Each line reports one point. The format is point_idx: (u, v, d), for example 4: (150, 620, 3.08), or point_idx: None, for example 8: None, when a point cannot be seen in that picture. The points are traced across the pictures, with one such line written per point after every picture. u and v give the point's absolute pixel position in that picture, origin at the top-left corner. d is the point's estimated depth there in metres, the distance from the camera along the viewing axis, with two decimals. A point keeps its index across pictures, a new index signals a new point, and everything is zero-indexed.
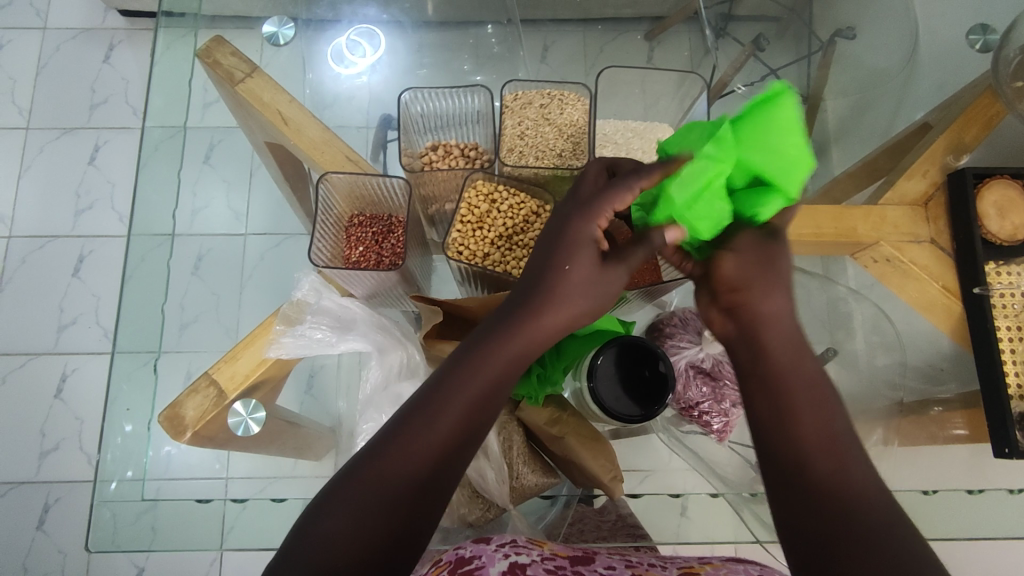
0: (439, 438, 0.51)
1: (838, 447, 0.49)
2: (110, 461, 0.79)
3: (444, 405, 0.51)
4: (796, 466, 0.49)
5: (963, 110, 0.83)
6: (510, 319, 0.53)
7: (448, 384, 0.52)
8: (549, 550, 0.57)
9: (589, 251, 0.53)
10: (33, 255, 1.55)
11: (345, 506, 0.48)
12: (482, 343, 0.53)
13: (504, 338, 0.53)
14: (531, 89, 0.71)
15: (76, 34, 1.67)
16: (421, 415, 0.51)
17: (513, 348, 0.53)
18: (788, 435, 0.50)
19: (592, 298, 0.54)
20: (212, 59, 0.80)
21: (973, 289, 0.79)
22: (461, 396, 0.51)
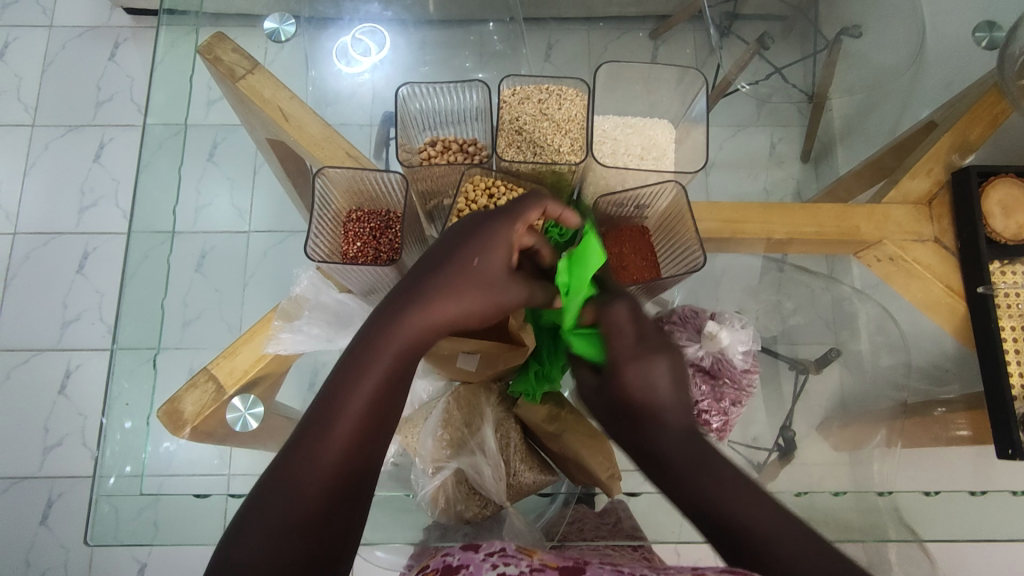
0: (343, 436, 0.49)
1: (744, 500, 0.48)
2: (109, 456, 0.79)
3: (342, 402, 0.50)
4: (720, 533, 0.48)
5: (967, 109, 0.82)
6: (401, 318, 0.53)
7: (344, 382, 0.51)
8: (539, 560, 0.51)
9: (498, 258, 0.56)
10: (38, 252, 1.55)
11: (258, 527, 0.46)
12: (388, 334, 0.52)
13: (397, 334, 0.53)
14: (528, 84, 0.70)
15: (83, 32, 1.68)
16: (326, 414, 0.49)
17: (406, 341, 0.53)
18: (700, 504, 0.48)
19: (492, 301, 0.56)
20: (213, 55, 0.80)
21: (977, 289, 0.78)
22: (366, 388, 0.51)
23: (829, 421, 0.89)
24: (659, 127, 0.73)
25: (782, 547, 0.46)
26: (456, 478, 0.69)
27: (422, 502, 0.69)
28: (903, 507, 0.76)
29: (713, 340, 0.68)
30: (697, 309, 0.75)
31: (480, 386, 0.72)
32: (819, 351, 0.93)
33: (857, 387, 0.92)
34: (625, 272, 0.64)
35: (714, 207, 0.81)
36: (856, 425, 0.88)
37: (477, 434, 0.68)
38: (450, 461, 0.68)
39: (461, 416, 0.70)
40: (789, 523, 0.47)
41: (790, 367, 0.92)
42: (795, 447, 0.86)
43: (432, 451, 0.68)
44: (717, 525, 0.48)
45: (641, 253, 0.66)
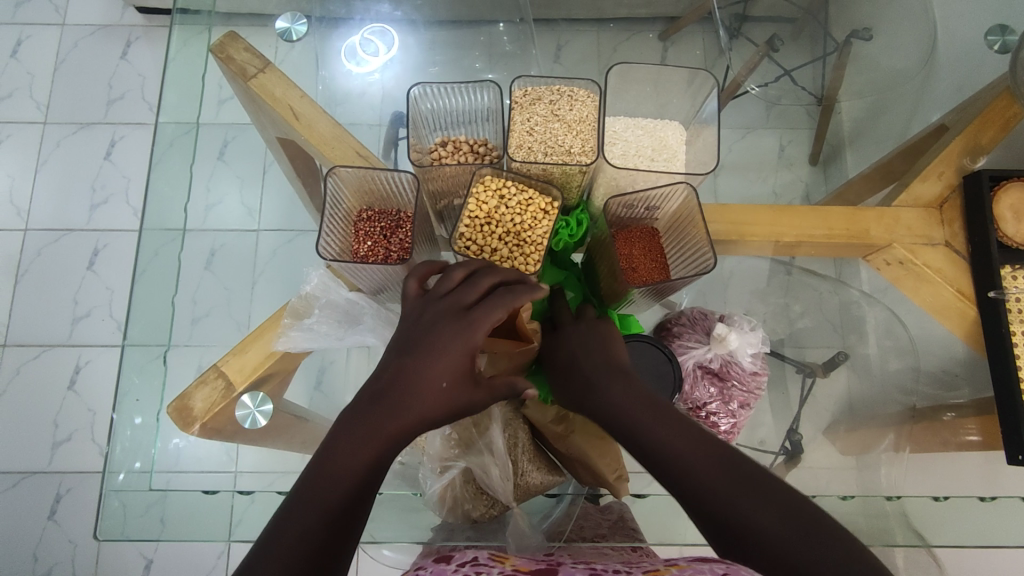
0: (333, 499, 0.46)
1: (708, 458, 0.47)
2: (119, 452, 0.79)
3: (339, 456, 0.48)
4: (684, 494, 0.47)
5: (979, 112, 0.81)
6: (386, 406, 0.49)
7: (332, 455, 0.48)
8: (510, 566, 0.56)
9: (460, 366, 0.51)
10: (49, 248, 1.57)
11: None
12: (364, 427, 0.49)
13: (383, 422, 0.49)
14: (539, 85, 0.70)
15: (95, 31, 1.69)
16: (317, 479, 0.47)
17: (392, 433, 0.49)
18: (661, 460, 0.48)
19: (458, 410, 0.52)
20: (225, 54, 0.81)
21: (988, 294, 0.78)
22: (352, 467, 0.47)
23: (837, 425, 0.89)
24: (669, 129, 0.73)
25: (749, 511, 0.44)
26: (464, 476, 0.70)
27: (430, 500, 0.70)
28: (911, 511, 0.76)
29: (721, 343, 0.68)
30: (706, 311, 0.76)
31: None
32: (827, 354, 0.93)
33: (865, 391, 0.92)
34: (634, 273, 0.63)
35: (723, 209, 0.81)
36: (864, 429, 0.87)
37: (486, 434, 0.66)
38: (458, 460, 0.68)
39: (468, 414, 0.67)
40: (759, 487, 0.45)
41: (797, 370, 0.92)
42: (802, 450, 0.86)
43: (442, 449, 0.69)
44: (682, 487, 0.47)
45: (650, 254, 0.66)
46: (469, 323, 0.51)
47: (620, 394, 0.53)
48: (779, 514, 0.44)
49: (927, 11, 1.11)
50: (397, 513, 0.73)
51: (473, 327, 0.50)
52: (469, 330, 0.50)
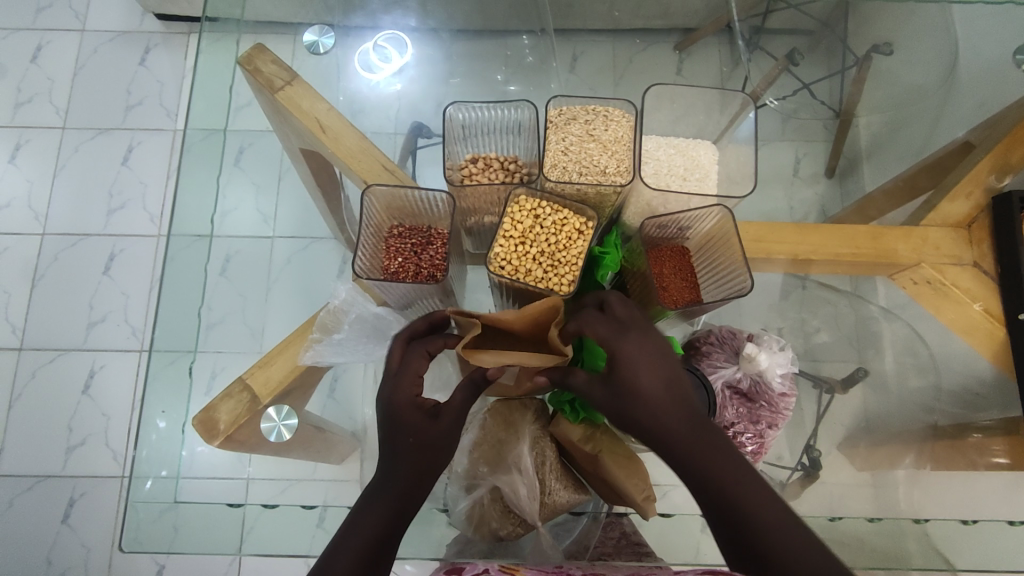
0: (354, 547, 0.49)
1: (754, 492, 0.47)
2: (144, 459, 0.78)
3: (354, 515, 0.51)
4: (720, 515, 0.48)
5: (1008, 131, 0.81)
6: (377, 491, 0.52)
7: (348, 520, 0.51)
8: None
9: (411, 415, 0.55)
10: (66, 253, 1.57)
11: None
12: (371, 487, 0.53)
13: (376, 504, 0.51)
14: (575, 105, 0.70)
15: (114, 37, 1.70)
16: (338, 540, 0.50)
17: (398, 493, 0.52)
18: (710, 484, 0.49)
19: (440, 442, 0.54)
20: (252, 66, 0.81)
21: (1018, 315, 0.77)
22: (367, 518, 0.51)
23: (856, 441, 0.87)
24: (703, 149, 0.72)
25: (759, 519, 0.47)
26: (492, 493, 0.70)
27: (457, 516, 0.71)
28: (933, 533, 0.75)
29: (751, 361, 0.68)
30: (733, 330, 0.76)
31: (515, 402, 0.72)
32: (845, 371, 0.91)
33: (891, 406, 0.90)
34: (667, 293, 0.63)
35: (748, 227, 0.80)
36: (888, 446, 0.86)
37: (514, 452, 0.67)
38: (486, 478, 0.68)
39: (496, 434, 0.70)
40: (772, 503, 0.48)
41: (814, 386, 0.89)
42: (820, 467, 0.84)
43: (469, 467, 0.70)
44: (717, 500, 0.48)
45: (681, 271, 0.66)
46: (400, 375, 0.57)
47: (677, 417, 0.51)
48: (793, 530, 0.46)
49: (950, 27, 1.10)
50: (418, 525, 0.74)
51: (400, 366, 0.58)
52: (402, 370, 0.58)
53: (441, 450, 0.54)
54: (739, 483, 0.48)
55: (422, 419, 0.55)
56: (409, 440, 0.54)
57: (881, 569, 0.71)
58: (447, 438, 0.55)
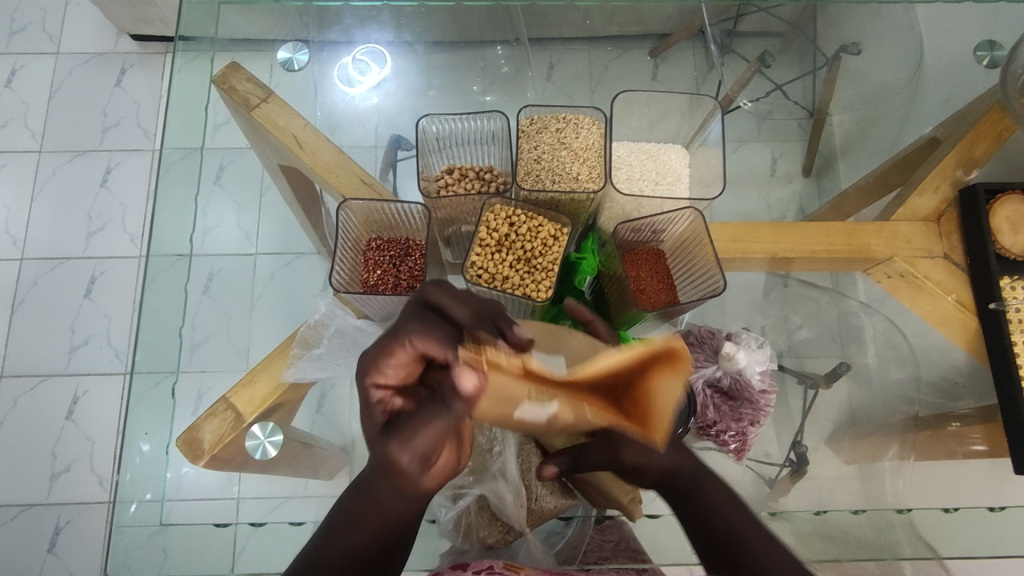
0: (326, 554, 0.53)
1: (753, 526, 0.56)
2: (128, 483, 0.77)
3: (337, 520, 0.54)
4: (720, 546, 0.55)
5: (971, 126, 0.83)
6: (356, 501, 0.54)
7: (332, 522, 0.55)
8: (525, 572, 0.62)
9: (375, 423, 0.52)
10: (46, 277, 1.56)
11: None
12: (356, 491, 0.55)
13: (354, 514, 0.54)
14: (546, 114, 0.71)
15: (89, 59, 1.69)
16: (319, 543, 0.53)
17: (377, 506, 0.53)
18: (721, 523, 0.56)
19: (397, 465, 0.51)
20: (227, 85, 0.81)
21: (988, 305, 0.79)
22: (344, 526, 0.54)
23: (841, 434, 0.88)
24: (674, 151, 0.74)
25: (756, 544, 0.54)
26: (478, 504, 0.72)
27: (444, 527, 0.72)
28: (918, 522, 0.77)
29: (729, 361, 0.69)
30: (714, 330, 0.76)
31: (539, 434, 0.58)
32: (829, 365, 0.92)
33: (873, 399, 0.91)
34: (644, 295, 0.65)
35: (723, 228, 0.81)
36: (870, 438, 0.86)
37: (500, 458, 0.68)
38: (472, 487, 0.70)
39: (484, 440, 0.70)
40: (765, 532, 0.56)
41: (798, 381, 0.92)
42: (807, 462, 0.85)
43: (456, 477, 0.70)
44: (719, 523, 0.56)
45: (656, 275, 0.67)
46: (377, 369, 0.51)
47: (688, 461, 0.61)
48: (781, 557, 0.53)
49: (914, 25, 1.13)
50: None
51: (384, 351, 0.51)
52: (379, 363, 0.51)
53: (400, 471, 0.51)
54: (741, 515, 0.57)
55: (380, 431, 0.52)
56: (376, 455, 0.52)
57: (868, 560, 0.71)
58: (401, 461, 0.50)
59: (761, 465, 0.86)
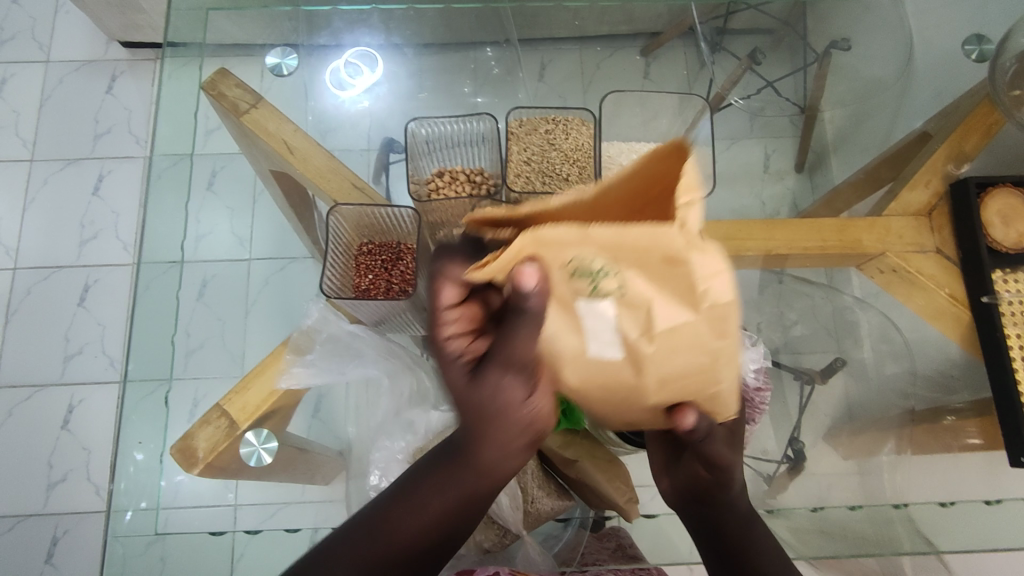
0: (411, 526, 0.51)
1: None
2: (123, 492, 0.77)
3: (425, 488, 0.52)
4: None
5: (962, 120, 0.84)
6: (447, 466, 0.51)
7: (416, 491, 0.52)
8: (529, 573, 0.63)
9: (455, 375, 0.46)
10: (38, 287, 1.55)
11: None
12: (448, 458, 0.52)
13: (448, 481, 0.51)
14: (536, 115, 0.72)
15: (79, 66, 1.68)
16: (400, 509, 0.52)
17: (468, 478, 0.51)
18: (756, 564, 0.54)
19: (484, 414, 0.46)
20: (216, 91, 0.81)
21: (981, 298, 0.78)
22: (438, 491, 0.51)
23: (839, 429, 0.90)
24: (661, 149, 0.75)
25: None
26: None
27: None
28: (917, 517, 0.75)
29: None
30: None
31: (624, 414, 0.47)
32: (825, 361, 0.94)
33: (869, 394, 0.93)
34: None
35: (716, 226, 0.82)
36: (866, 433, 0.88)
37: None
38: None
39: None
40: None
41: (796, 378, 0.93)
42: (804, 458, 0.86)
43: None
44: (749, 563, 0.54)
45: None
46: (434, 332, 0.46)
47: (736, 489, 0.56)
48: None
49: (904, 19, 1.13)
50: None
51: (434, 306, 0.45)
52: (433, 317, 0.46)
53: (493, 415, 0.45)
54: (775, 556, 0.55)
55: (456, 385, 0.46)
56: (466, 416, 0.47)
57: (868, 556, 0.72)
58: (496, 403, 0.45)
59: (761, 462, 0.86)
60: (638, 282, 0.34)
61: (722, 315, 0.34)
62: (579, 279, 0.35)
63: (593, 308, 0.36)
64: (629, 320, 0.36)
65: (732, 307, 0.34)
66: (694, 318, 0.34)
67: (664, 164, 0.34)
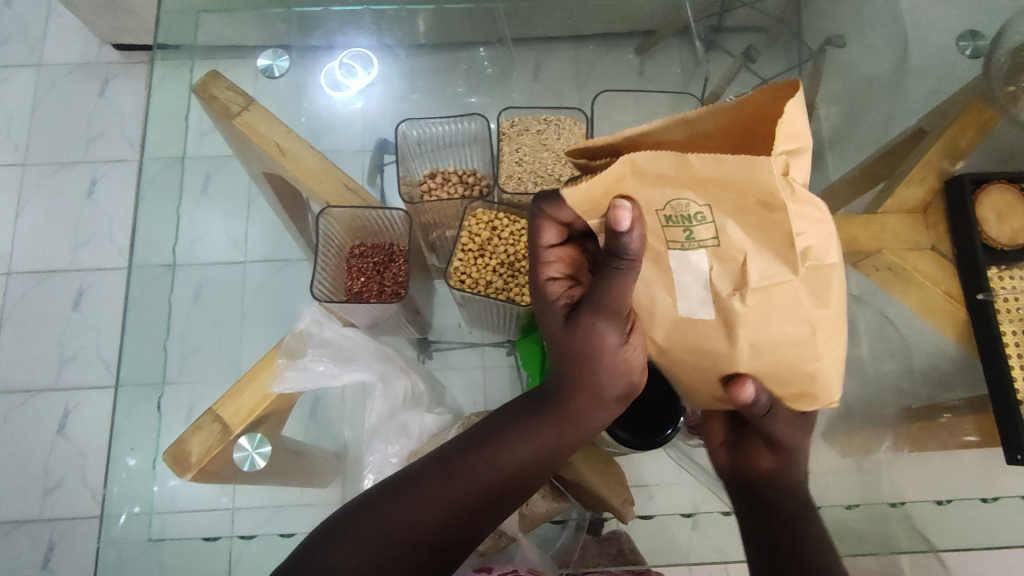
0: (510, 457, 0.61)
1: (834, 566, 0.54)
2: (116, 496, 0.76)
3: (522, 429, 0.63)
4: None
5: (956, 116, 0.83)
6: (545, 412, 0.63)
7: (514, 430, 0.63)
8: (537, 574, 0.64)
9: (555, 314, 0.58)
10: (33, 291, 1.55)
11: (422, 495, 0.58)
12: (546, 405, 0.63)
13: (543, 422, 0.63)
14: (527, 115, 0.74)
15: (71, 69, 1.68)
16: (499, 440, 0.62)
17: (560, 422, 0.62)
18: None
19: (585, 358, 0.58)
20: (208, 93, 0.80)
21: (976, 296, 0.78)
22: (535, 433, 0.62)
23: (836, 427, 0.88)
24: None
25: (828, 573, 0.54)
26: None
27: None
28: (915, 515, 0.75)
29: None
30: None
31: (702, 376, 0.55)
32: None
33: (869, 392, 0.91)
34: None
35: None
36: (863, 431, 0.87)
37: None
38: None
39: None
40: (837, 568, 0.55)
41: None
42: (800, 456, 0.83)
43: None
44: None
45: None
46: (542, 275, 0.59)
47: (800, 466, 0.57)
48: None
49: None
50: None
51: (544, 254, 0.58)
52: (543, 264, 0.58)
53: (589, 364, 0.58)
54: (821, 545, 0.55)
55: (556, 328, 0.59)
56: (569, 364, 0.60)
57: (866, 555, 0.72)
58: (588, 347, 0.56)
59: None
60: (737, 230, 0.41)
61: (820, 276, 0.42)
62: (676, 222, 0.42)
63: (686, 255, 0.44)
64: (721, 270, 0.43)
65: (812, 247, 0.41)
66: (792, 276, 0.42)
67: (764, 105, 0.38)
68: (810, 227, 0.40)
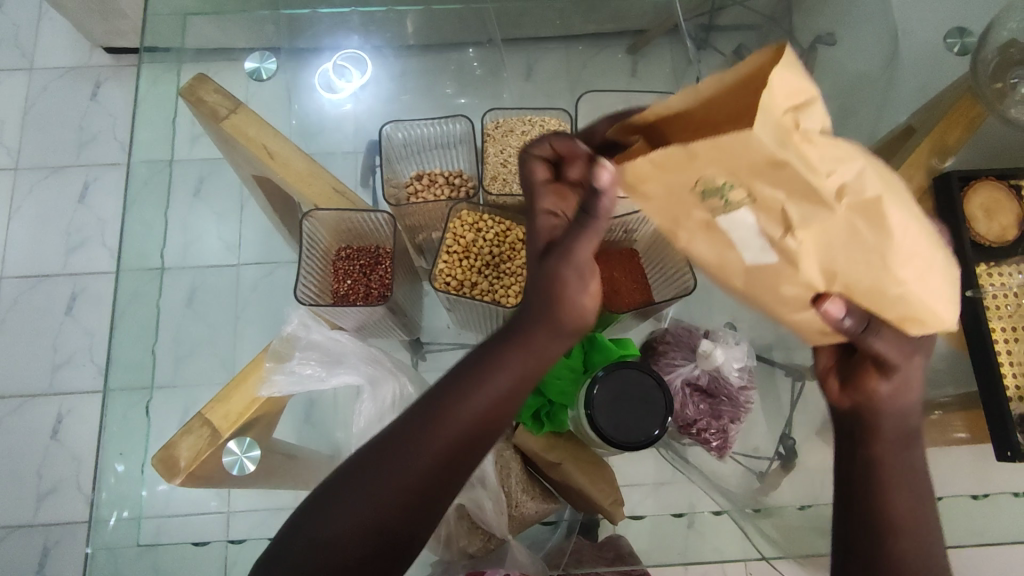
0: (473, 408, 0.53)
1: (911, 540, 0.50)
2: (105, 501, 0.76)
3: (483, 370, 0.55)
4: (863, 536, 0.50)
5: (944, 114, 0.84)
6: (508, 348, 0.55)
7: (475, 373, 0.55)
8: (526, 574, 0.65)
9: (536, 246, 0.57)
10: (25, 296, 1.54)
11: (379, 470, 0.52)
12: (512, 339, 0.55)
13: (507, 358, 0.55)
14: (512, 116, 0.74)
15: (62, 73, 1.67)
16: (458, 387, 0.54)
17: (524, 358, 0.55)
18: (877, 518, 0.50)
19: (551, 291, 0.54)
20: (195, 97, 0.80)
21: (965, 293, 0.78)
22: (499, 373, 0.54)
23: None
24: None
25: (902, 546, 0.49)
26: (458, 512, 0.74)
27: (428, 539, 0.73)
28: None
29: (706, 359, 0.70)
30: (691, 327, 0.79)
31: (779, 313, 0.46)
32: None
33: None
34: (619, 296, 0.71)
35: None
36: None
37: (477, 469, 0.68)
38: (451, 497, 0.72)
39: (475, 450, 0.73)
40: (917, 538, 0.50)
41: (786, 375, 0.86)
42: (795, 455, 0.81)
43: None
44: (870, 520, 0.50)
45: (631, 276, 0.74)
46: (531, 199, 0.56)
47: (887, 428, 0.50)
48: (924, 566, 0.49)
49: None
50: None
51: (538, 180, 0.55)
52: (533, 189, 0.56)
53: (558, 297, 0.55)
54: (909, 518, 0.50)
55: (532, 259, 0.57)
56: (539, 297, 0.54)
57: None
58: (554, 285, 0.54)
59: (752, 459, 0.80)
60: (775, 193, 0.35)
61: (871, 208, 0.34)
62: (710, 197, 0.37)
63: (731, 220, 0.38)
64: (770, 222, 0.36)
65: (870, 183, 0.34)
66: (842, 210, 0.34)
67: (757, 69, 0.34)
68: (850, 165, 0.34)
